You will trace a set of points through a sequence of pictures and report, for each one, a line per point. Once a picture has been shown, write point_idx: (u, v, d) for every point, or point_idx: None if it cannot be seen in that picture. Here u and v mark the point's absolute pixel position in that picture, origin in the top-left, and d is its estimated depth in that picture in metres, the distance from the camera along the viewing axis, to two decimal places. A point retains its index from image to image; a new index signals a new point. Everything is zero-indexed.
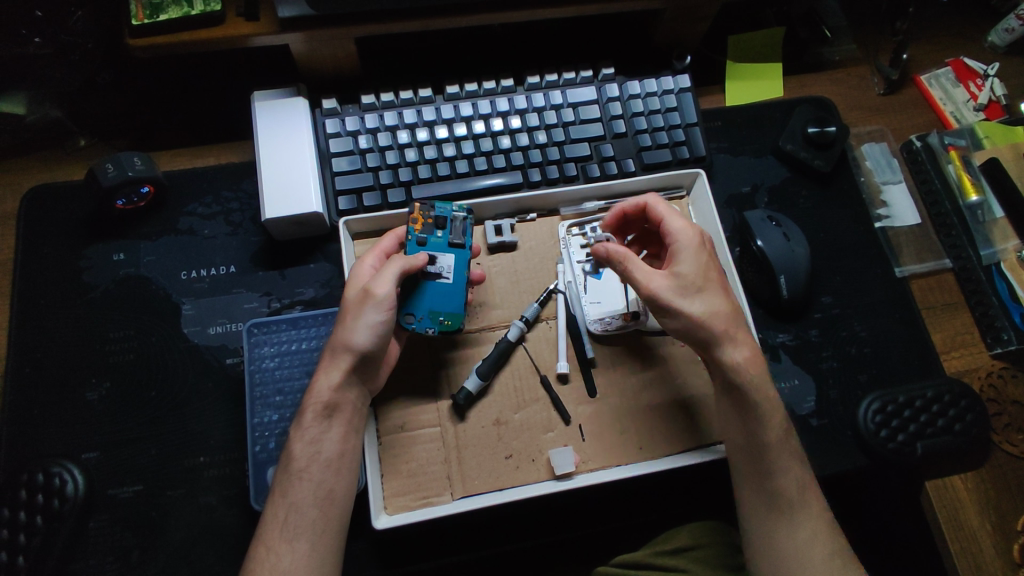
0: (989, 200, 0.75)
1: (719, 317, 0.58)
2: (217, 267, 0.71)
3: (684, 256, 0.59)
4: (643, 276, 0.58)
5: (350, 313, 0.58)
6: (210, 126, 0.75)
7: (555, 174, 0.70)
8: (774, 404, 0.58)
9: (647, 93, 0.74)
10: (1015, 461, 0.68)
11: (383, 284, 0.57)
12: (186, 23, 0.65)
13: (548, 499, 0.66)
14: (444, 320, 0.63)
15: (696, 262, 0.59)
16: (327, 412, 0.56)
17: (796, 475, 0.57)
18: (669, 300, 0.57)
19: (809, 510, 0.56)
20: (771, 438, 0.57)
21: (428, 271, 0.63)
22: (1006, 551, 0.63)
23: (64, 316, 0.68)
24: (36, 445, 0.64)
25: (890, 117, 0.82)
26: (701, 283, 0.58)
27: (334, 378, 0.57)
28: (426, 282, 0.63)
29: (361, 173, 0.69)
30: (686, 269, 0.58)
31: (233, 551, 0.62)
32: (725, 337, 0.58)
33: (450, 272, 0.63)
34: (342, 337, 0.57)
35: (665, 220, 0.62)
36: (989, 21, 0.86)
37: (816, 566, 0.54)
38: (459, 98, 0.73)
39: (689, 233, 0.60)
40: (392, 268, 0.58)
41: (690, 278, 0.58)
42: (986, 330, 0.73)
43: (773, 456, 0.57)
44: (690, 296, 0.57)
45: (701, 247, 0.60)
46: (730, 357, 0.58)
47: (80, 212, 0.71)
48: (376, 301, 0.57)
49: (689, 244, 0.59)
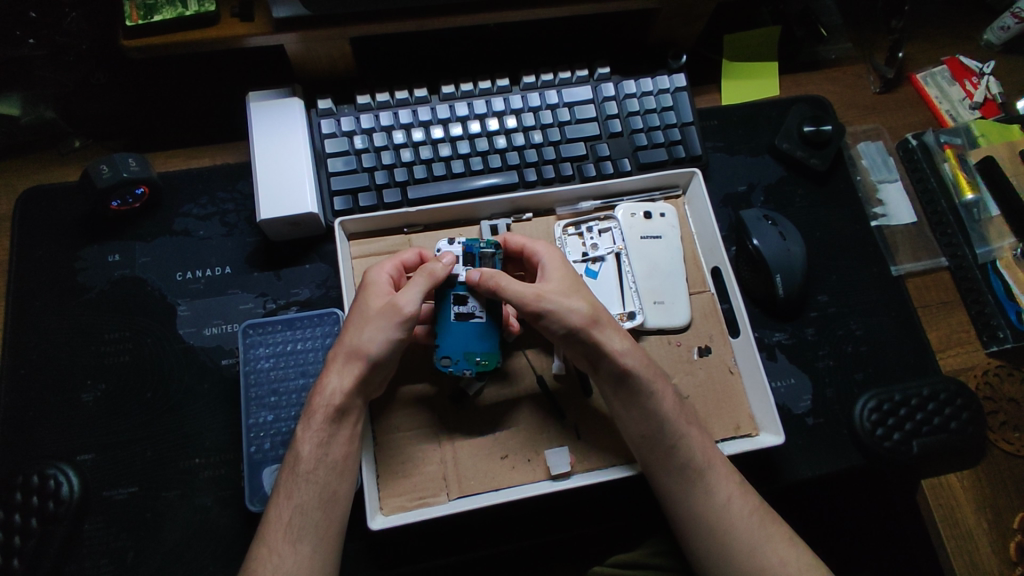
0: (985, 199, 0.75)
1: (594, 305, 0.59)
2: (212, 268, 0.71)
3: (551, 270, 0.60)
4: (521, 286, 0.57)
5: (370, 321, 0.57)
6: (204, 126, 0.75)
7: (550, 174, 0.70)
8: (664, 383, 0.59)
9: (642, 92, 0.74)
10: (1010, 458, 0.68)
11: (411, 303, 0.56)
12: (179, 24, 0.64)
13: (544, 500, 0.66)
14: (480, 360, 0.60)
15: (562, 272, 0.60)
16: (337, 416, 0.55)
17: (696, 440, 0.58)
18: (551, 299, 0.57)
19: (718, 475, 0.57)
20: (669, 413, 0.58)
21: (459, 312, 0.60)
22: (1001, 548, 0.64)
23: (58, 316, 0.68)
24: (31, 448, 0.64)
25: (886, 116, 0.82)
26: (574, 287, 0.59)
27: (346, 382, 0.56)
28: (458, 323, 0.60)
29: (356, 173, 0.69)
30: (554, 278, 0.60)
31: (229, 551, 0.62)
32: (610, 327, 0.58)
33: (482, 311, 0.60)
34: (358, 343, 0.56)
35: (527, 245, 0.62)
36: (984, 19, 0.86)
37: (738, 529, 0.56)
38: (454, 98, 0.72)
39: (555, 250, 0.62)
40: (420, 281, 0.57)
41: (564, 283, 0.59)
42: (982, 328, 0.73)
43: (670, 428, 0.57)
44: (573, 295, 0.58)
45: (562, 260, 0.62)
46: (615, 346, 0.57)
47: (75, 214, 0.71)
48: (402, 319, 0.56)
49: (552, 260, 0.61)
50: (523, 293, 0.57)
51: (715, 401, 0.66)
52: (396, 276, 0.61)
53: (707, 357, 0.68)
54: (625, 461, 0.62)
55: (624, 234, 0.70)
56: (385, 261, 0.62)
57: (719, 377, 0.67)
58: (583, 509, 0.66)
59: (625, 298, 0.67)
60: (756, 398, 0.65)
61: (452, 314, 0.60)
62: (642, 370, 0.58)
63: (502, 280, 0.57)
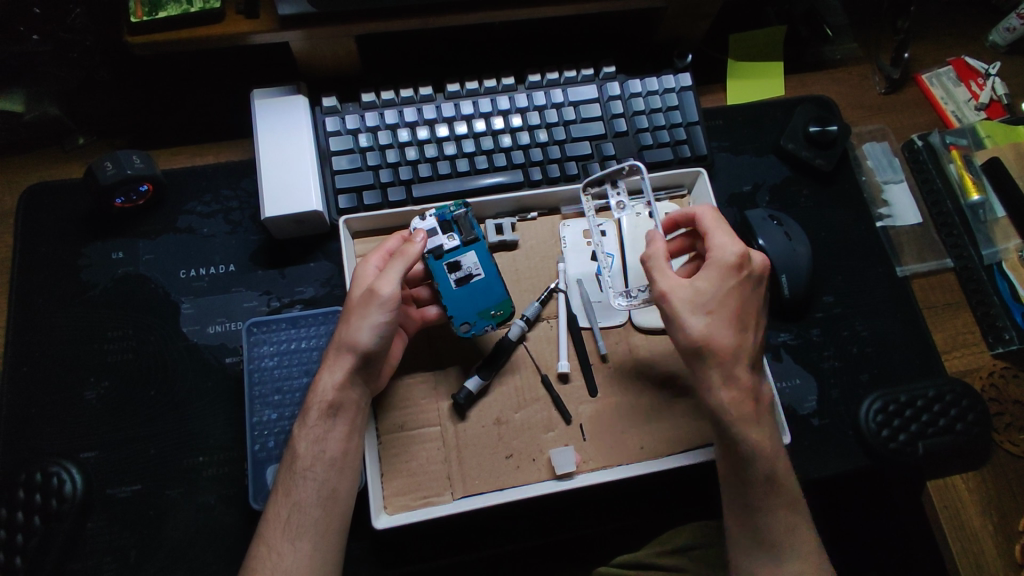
0: (991, 200, 0.75)
1: (727, 324, 0.55)
2: (215, 266, 0.70)
3: (711, 274, 0.57)
4: (667, 279, 0.57)
5: (354, 313, 0.57)
6: (208, 124, 0.75)
7: (555, 172, 0.70)
8: (767, 455, 0.55)
9: (648, 92, 0.74)
10: (1015, 460, 0.68)
11: (388, 285, 0.56)
12: (184, 21, 0.64)
13: (549, 500, 0.65)
14: (495, 313, 0.63)
15: (717, 279, 0.56)
16: (330, 411, 0.56)
17: (784, 515, 0.55)
18: (674, 307, 0.56)
19: (798, 552, 0.55)
20: (761, 480, 0.55)
21: (458, 278, 0.62)
22: (1007, 550, 0.64)
23: (62, 314, 0.68)
24: (34, 446, 0.64)
25: (891, 116, 0.82)
26: (718, 303, 0.56)
27: (337, 376, 0.56)
28: (463, 288, 0.62)
29: (361, 171, 0.68)
30: (706, 282, 0.57)
31: (232, 550, 0.62)
32: (728, 348, 0.55)
33: (478, 268, 0.63)
34: (347, 336, 0.57)
35: (715, 239, 0.58)
36: (989, 20, 0.86)
37: None
38: (460, 97, 0.72)
39: (729, 252, 0.57)
40: (396, 265, 0.57)
41: (710, 294, 0.56)
42: (987, 329, 0.73)
43: (758, 495, 0.55)
44: (700, 313, 0.56)
45: (734, 267, 0.57)
46: (716, 388, 0.55)
47: (78, 211, 0.71)
48: (381, 302, 0.56)
49: (718, 262, 0.57)
50: (659, 287, 0.57)
51: None
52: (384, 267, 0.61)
53: None
54: (629, 462, 0.62)
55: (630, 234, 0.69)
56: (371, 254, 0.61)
57: None
58: (588, 508, 0.66)
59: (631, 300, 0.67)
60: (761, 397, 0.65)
61: (452, 282, 0.62)
62: (743, 427, 0.55)
63: (658, 267, 0.58)
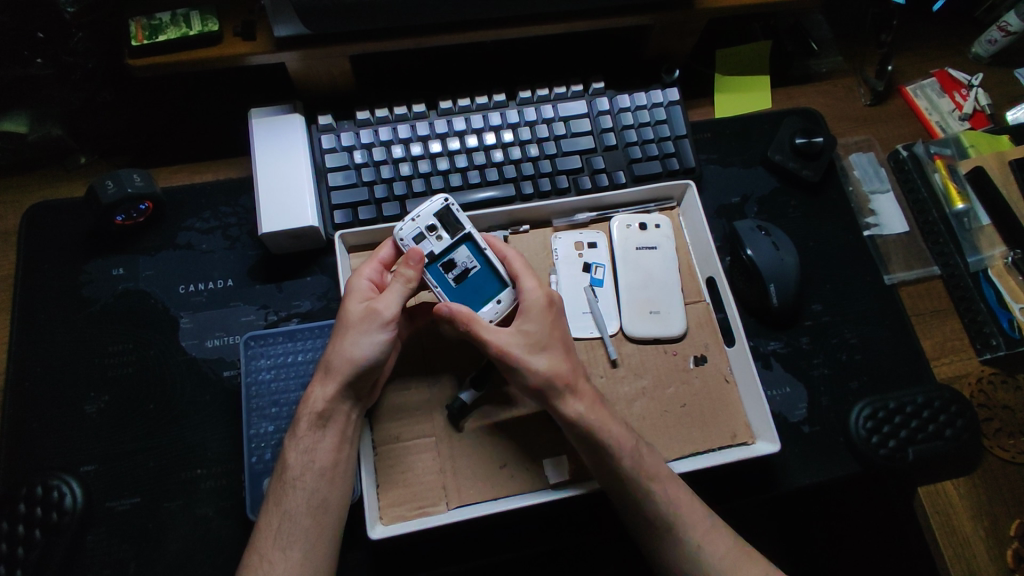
0: (975, 208, 0.76)
1: (557, 347, 0.59)
2: (214, 281, 0.72)
3: (534, 313, 0.60)
4: (496, 333, 0.58)
5: (351, 330, 0.58)
6: (207, 142, 0.77)
7: (546, 186, 0.72)
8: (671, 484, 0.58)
9: (636, 106, 0.76)
10: (1005, 466, 0.69)
11: (392, 307, 0.58)
12: (183, 43, 0.66)
13: (544, 509, 0.66)
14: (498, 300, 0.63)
15: (541, 322, 0.60)
16: (321, 422, 0.57)
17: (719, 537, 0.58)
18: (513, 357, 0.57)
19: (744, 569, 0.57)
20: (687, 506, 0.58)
21: (455, 275, 0.63)
22: (997, 556, 0.65)
23: (64, 329, 0.69)
24: (35, 459, 0.65)
25: (877, 127, 0.83)
26: (545, 343, 0.59)
27: (330, 390, 0.57)
28: (461, 284, 0.63)
29: (357, 187, 0.70)
30: (530, 323, 0.59)
31: (230, 561, 0.63)
32: (558, 369, 0.58)
33: (472, 259, 0.63)
34: (343, 352, 0.57)
35: (523, 284, 0.61)
36: (971, 32, 0.88)
37: None
38: (452, 113, 0.74)
39: (535, 294, 0.60)
40: (397, 287, 0.59)
41: (538, 336, 0.59)
42: (975, 336, 0.74)
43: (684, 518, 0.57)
44: (538, 355, 0.58)
45: (543, 309, 0.60)
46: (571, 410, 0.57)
47: (80, 229, 0.72)
48: (382, 322, 0.58)
49: (537, 305, 0.60)
50: (497, 341, 0.57)
51: (711, 410, 0.66)
52: (376, 279, 0.62)
53: (703, 366, 0.68)
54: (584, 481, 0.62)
55: (620, 245, 0.71)
56: (363, 266, 0.62)
57: (714, 387, 0.67)
58: (583, 515, 0.66)
59: (624, 312, 0.68)
60: (751, 405, 0.65)
61: (450, 281, 0.63)
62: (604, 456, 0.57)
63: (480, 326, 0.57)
